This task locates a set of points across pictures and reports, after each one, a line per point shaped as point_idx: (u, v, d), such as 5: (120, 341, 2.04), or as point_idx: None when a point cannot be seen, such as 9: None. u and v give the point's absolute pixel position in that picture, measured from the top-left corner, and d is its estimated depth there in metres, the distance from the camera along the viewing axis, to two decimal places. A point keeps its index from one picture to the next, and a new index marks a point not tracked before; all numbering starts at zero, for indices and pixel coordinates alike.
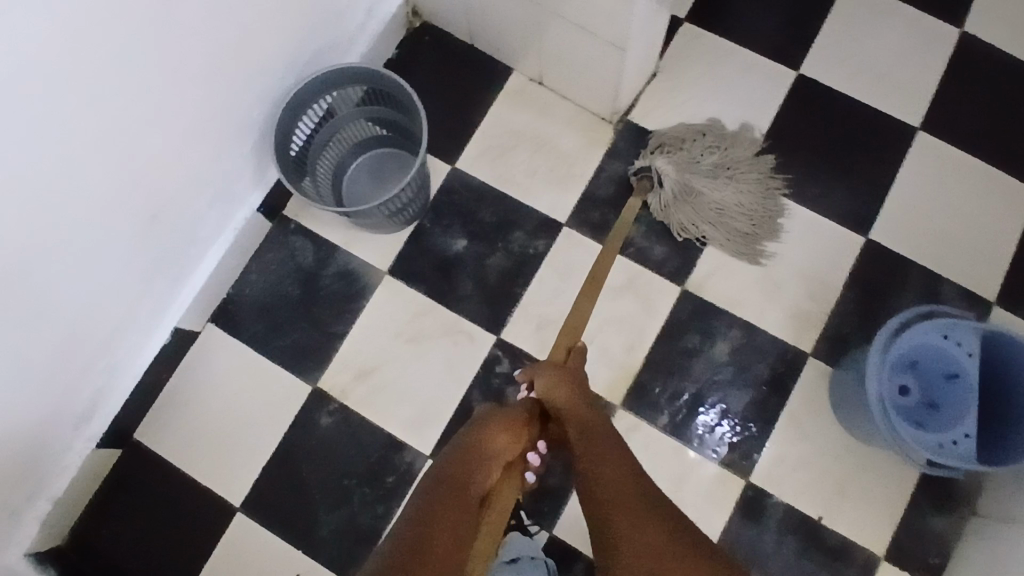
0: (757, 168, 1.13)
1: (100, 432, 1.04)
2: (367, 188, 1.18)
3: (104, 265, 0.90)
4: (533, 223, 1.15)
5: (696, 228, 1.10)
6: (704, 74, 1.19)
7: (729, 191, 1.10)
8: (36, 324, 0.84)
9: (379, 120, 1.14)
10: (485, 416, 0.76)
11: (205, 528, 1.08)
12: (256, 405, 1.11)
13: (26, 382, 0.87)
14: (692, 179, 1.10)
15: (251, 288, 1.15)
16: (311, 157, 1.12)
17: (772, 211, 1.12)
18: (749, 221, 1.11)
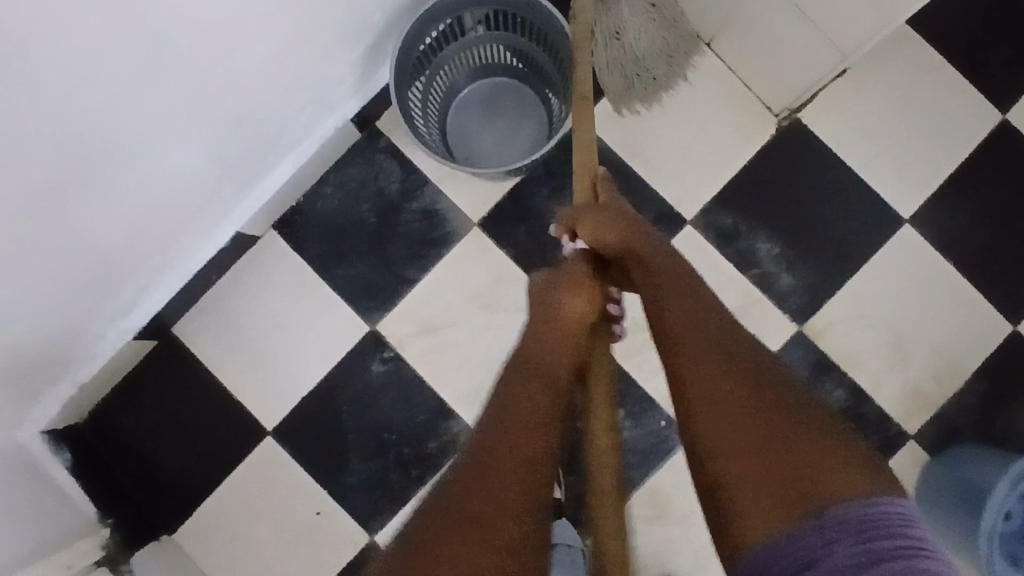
0: (689, 32, 0.91)
1: (138, 326, 0.95)
2: (476, 119, 1.01)
3: (172, 169, 0.77)
4: (653, 211, 1.00)
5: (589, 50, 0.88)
6: (899, 86, 0.99)
7: (644, 26, 0.85)
8: (91, 220, 0.72)
9: (514, 49, 0.97)
10: (547, 286, 0.72)
11: (231, 442, 1.02)
12: (305, 332, 1.01)
13: (73, 276, 0.76)
14: None
15: (325, 202, 1.01)
16: (431, 69, 0.95)
17: (669, 73, 0.93)
18: (644, 71, 0.90)
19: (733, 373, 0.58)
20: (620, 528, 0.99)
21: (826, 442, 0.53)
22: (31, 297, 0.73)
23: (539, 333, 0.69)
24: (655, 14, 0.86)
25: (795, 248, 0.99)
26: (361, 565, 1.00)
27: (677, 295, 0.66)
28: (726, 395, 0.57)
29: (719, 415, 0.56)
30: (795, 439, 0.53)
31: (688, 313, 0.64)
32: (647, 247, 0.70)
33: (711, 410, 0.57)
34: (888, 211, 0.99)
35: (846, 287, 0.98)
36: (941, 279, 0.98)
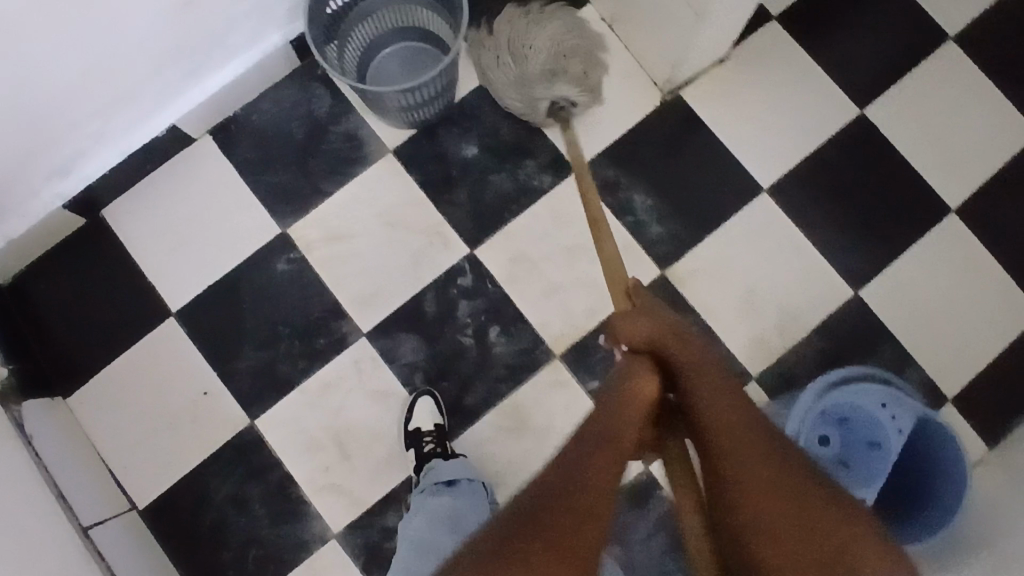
0: (524, 12, 1.05)
1: (70, 193, 1.05)
2: (396, 70, 1.13)
3: (117, 41, 0.89)
4: (547, 157, 1.13)
5: (583, 77, 1.04)
6: (770, 78, 1.15)
7: (536, 41, 1.02)
8: (35, 65, 0.84)
9: (436, 15, 1.08)
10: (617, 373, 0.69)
11: (136, 319, 1.10)
12: (223, 226, 1.12)
13: (11, 117, 0.88)
14: (531, 81, 1.02)
15: (260, 117, 1.14)
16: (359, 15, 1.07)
17: (563, 16, 1.05)
18: (569, 32, 1.04)
19: (777, 459, 0.60)
20: (484, 436, 1.07)
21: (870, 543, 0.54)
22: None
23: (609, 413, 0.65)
24: (525, 36, 1.03)
25: (667, 202, 1.11)
26: (239, 445, 1.07)
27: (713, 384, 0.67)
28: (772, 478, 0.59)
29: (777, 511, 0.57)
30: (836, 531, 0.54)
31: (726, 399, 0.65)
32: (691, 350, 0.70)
33: (754, 488, 0.58)
34: (750, 182, 1.12)
35: (708, 241, 1.11)
36: (793, 245, 1.11)
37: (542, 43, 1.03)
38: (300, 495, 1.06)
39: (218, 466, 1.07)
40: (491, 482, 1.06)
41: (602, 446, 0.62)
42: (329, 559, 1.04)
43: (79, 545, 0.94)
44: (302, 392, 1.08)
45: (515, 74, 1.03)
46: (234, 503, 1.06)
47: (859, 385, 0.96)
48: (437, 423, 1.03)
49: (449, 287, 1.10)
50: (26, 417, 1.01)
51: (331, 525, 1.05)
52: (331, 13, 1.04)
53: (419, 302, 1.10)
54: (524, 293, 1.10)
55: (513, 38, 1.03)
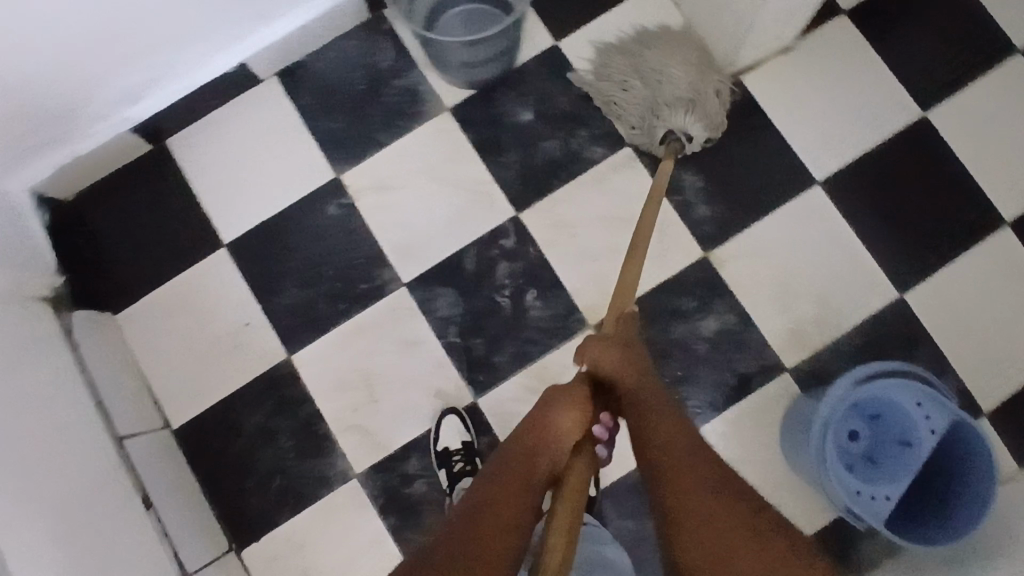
0: (682, 41, 1.11)
1: (139, 119, 1.09)
2: (460, 28, 1.15)
3: None
4: (601, 129, 1.14)
5: (709, 108, 1.07)
6: (833, 72, 1.14)
7: (666, 66, 1.07)
8: None
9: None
10: (550, 393, 0.71)
11: (187, 247, 1.13)
12: (279, 166, 1.15)
13: (93, 35, 0.91)
14: (660, 103, 1.06)
15: (325, 64, 1.17)
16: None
17: (687, 43, 1.11)
18: (697, 59, 1.08)
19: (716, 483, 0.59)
20: (510, 396, 1.08)
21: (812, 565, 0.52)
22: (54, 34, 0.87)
23: (526, 440, 0.67)
24: (654, 63, 1.08)
25: (717, 184, 1.11)
26: (273, 378, 1.10)
27: (651, 410, 0.67)
28: (687, 484, 0.59)
29: (688, 519, 0.56)
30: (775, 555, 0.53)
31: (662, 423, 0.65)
32: (641, 380, 0.71)
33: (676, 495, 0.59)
34: (802, 173, 1.12)
35: (754, 227, 1.10)
36: (840, 241, 1.10)
37: (670, 66, 1.07)
38: (327, 432, 1.09)
39: (251, 396, 1.10)
40: None
41: (513, 468, 0.64)
42: (349, 496, 1.07)
43: (113, 454, 0.98)
44: (338, 334, 1.10)
45: (646, 98, 1.07)
46: (263, 433, 1.09)
47: (892, 379, 0.94)
48: (466, 441, 1.04)
49: (491, 246, 1.12)
50: (75, 326, 1.05)
51: (353, 466, 1.08)
52: None
53: (459, 259, 1.11)
54: (564, 260, 1.11)
55: (642, 64, 1.09)
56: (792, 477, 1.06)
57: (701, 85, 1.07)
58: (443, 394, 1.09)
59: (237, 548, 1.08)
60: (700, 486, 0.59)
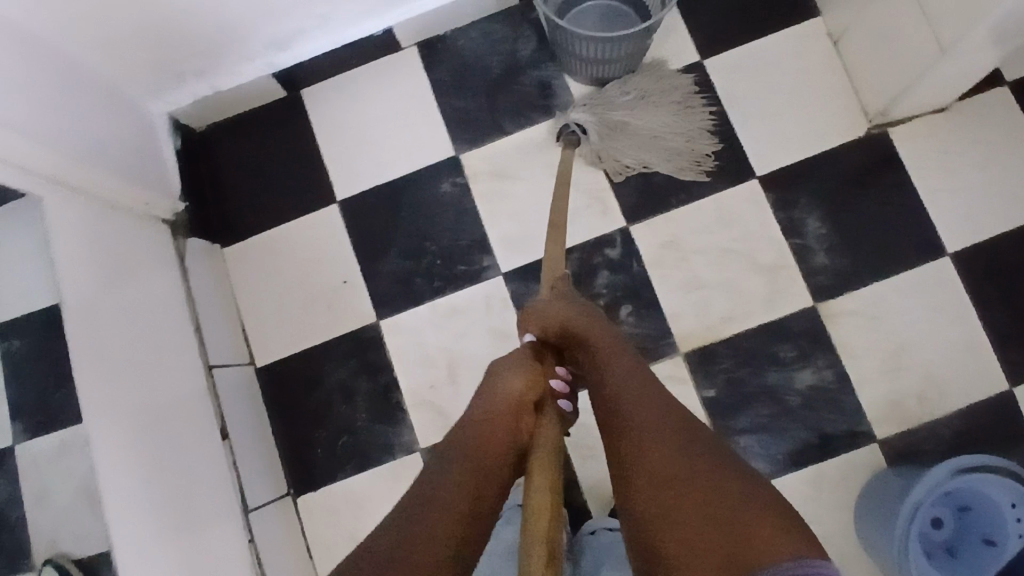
0: (678, 91, 1.09)
1: (281, 66, 1.12)
2: (594, 21, 1.13)
3: None
4: (730, 157, 1.11)
5: (634, 164, 1.08)
6: (987, 141, 1.07)
7: (656, 115, 1.07)
8: None
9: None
10: (501, 362, 0.74)
11: (304, 197, 1.16)
12: (403, 134, 1.16)
13: None
14: (613, 115, 1.06)
15: (466, 43, 1.17)
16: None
17: (701, 125, 1.10)
18: (684, 140, 1.08)
19: (677, 439, 0.59)
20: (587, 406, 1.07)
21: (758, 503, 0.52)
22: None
23: (480, 419, 0.68)
24: (656, 106, 1.07)
25: (841, 235, 1.07)
26: (359, 339, 1.12)
27: (609, 360, 0.71)
28: (633, 431, 0.61)
29: (643, 480, 0.57)
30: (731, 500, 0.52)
31: (626, 378, 0.68)
32: (596, 331, 0.75)
33: (637, 451, 0.59)
34: (933, 240, 1.06)
35: (871, 286, 1.06)
36: (959, 319, 1.05)
37: (661, 118, 1.07)
38: (400, 402, 1.10)
39: (336, 351, 1.12)
40: (576, 452, 1.06)
41: (477, 439, 0.66)
42: (409, 469, 1.09)
43: (202, 381, 1.02)
44: (428, 309, 1.12)
45: (609, 103, 1.07)
46: (340, 389, 1.12)
47: (993, 475, 0.89)
48: None
49: (595, 253, 1.10)
50: (188, 253, 1.09)
51: (419, 440, 1.09)
52: None
53: (560, 260, 1.10)
54: (667, 282, 1.08)
55: (650, 94, 1.07)
56: (860, 549, 1.02)
57: (656, 147, 1.07)
58: None
59: (294, 494, 1.11)
60: (656, 440, 0.59)
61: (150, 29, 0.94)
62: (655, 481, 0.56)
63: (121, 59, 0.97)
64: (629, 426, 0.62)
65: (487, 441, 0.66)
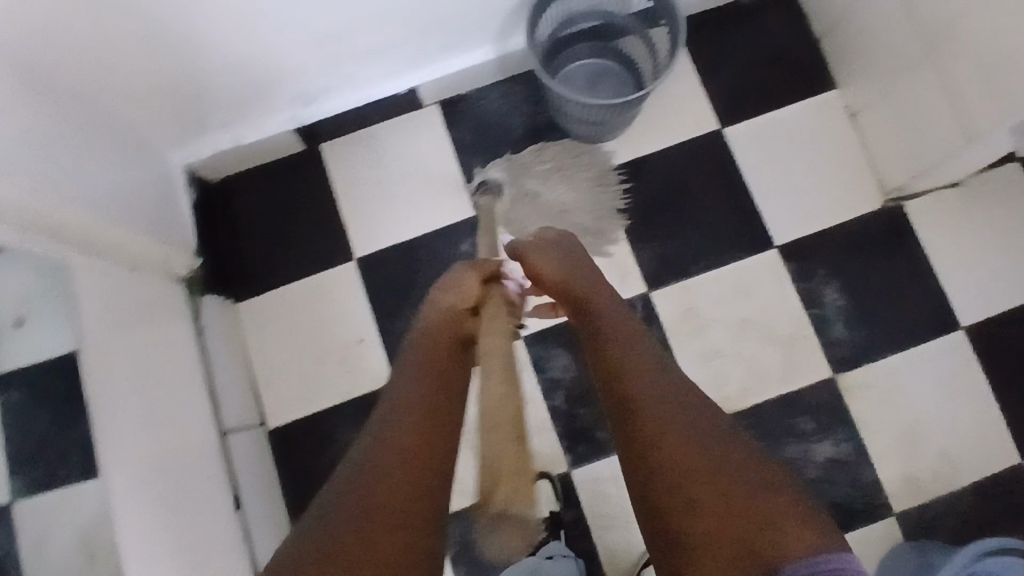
0: (596, 169, 1.14)
1: (302, 120, 1.12)
2: (585, 79, 1.15)
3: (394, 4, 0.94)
4: (750, 226, 1.12)
5: (538, 229, 1.12)
6: (998, 216, 1.10)
7: (565, 188, 1.13)
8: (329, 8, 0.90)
9: (642, 39, 1.09)
10: (442, 287, 0.80)
11: (320, 252, 1.15)
12: (424, 193, 1.16)
13: (285, 43, 0.94)
14: (525, 181, 1.13)
15: (488, 102, 1.17)
16: (570, 22, 1.09)
17: (610, 205, 1.13)
18: (590, 217, 1.12)
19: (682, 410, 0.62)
20: (606, 474, 1.06)
21: (761, 479, 0.57)
22: (274, 32, 0.91)
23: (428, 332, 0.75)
24: (569, 181, 1.13)
25: (858, 307, 1.09)
26: (375, 399, 1.10)
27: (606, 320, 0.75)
28: (642, 400, 0.64)
29: (654, 448, 0.60)
30: (736, 476, 0.56)
31: (624, 339, 0.72)
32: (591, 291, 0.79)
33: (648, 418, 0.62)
34: (948, 314, 1.08)
35: (886, 358, 1.07)
36: (972, 393, 1.06)
37: (569, 192, 1.12)
38: None
39: (350, 411, 1.11)
40: (594, 522, 1.05)
41: (433, 349, 0.73)
42: None
43: (215, 444, 0.99)
44: None
45: (526, 168, 1.13)
46: None
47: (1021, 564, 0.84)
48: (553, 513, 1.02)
49: None
50: (202, 310, 1.07)
51: None
52: (541, 27, 1.05)
53: None
54: (688, 349, 1.09)
55: (566, 169, 1.13)
56: None
57: (560, 218, 1.12)
58: (539, 455, 1.06)
59: None
60: (659, 404, 0.63)
61: (184, 84, 0.93)
62: (658, 445, 0.60)
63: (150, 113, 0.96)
64: (626, 384, 0.66)
65: (439, 347, 0.73)
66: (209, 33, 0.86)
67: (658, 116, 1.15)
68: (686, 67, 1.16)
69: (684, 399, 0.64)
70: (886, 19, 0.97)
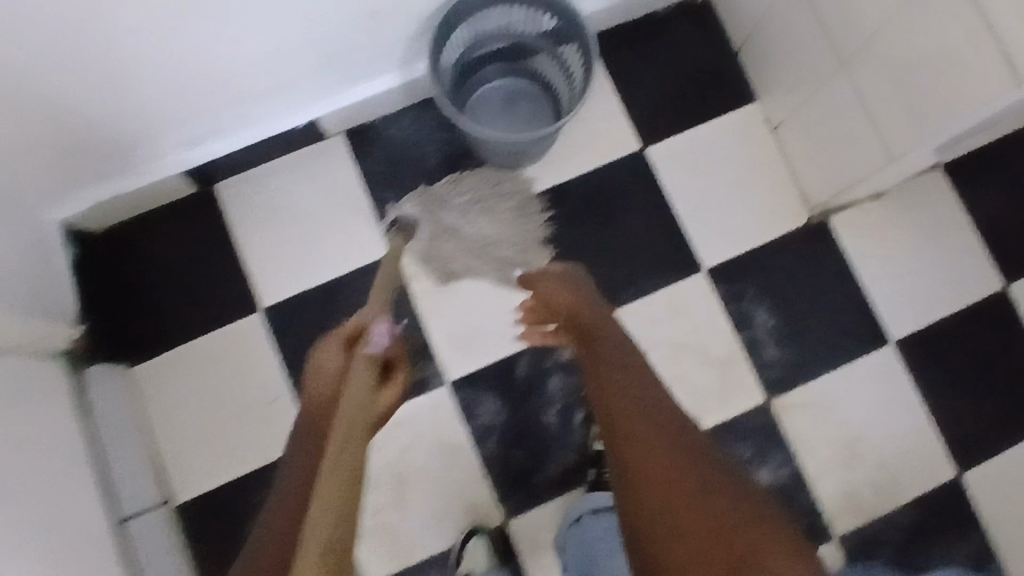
0: (517, 197, 1.07)
1: (192, 162, 1.01)
2: (500, 102, 1.08)
3: (278, 33, 0.84)
4: (678, 250, 1.08)
5: (460, 267, 1.05)
6: (920, 225, 1.09)
7: (485, 221, 1.05)
8: (202, 41, 0.80)
9: (553, 57, 1.03)
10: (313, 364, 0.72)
11: (223, 304, 1.05)
12: (333, 232, 1.07)
13: (156, 82, 0.83)
14: (442, 216, 1.05)
15: (397, 129, 1.09)
16: (477, 45, 1.01)
17: (534, 235, 1.07)
18: (514, 250, 1.06)
19: (673, 449, 0.63)
20: (546, 520, 1.01)
21: (759, 532, 0.57)
22: (142, 66, 0.80)
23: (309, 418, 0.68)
24: (489, 213, 1.06)
25: (790, 327, 1.07)
26: None
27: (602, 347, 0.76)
28: (635, 434, 0.65)
29: (646, 484, 0.62)
30: (728, 524, 0.57)
31: (622, 368, 0.72)
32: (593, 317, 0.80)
33: (638, 456, 0.63)
34: (876, 329, 1.07)
35: (819, 378, 1.06)
36: (904, 406, 1.06)
37: (489, 225, 1.05)
38: None
39: (268, 476, 1.02)
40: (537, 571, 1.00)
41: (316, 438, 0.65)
42: None
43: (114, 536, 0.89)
44: None
45: (442, 202, 1.06)
46: None
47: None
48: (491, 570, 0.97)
49: (545, 356, 1.04)
50: (90, 385, 0.97)
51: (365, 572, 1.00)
52: (446, 54, 0.97)
53: (510, 365, 1.04)
54: None
55: (486, 200, 1.06)
56: None
57: (483, 254, 1.05)
58: (474, 506, 1.01)
59: None
60: (651, 440, 0.64)
61: (41, 134, 0.82)
62: (651, 486, 0.62)
63: (14, 170, 0.83)
64: (618, 415, 0.67)
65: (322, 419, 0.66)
66: (64, 68, 0.75)
67: (577, 139, 1.10)
68: (603, 86, 1.11)
69: (673, 436, 0.64)
70: (804, 34, 0.94)
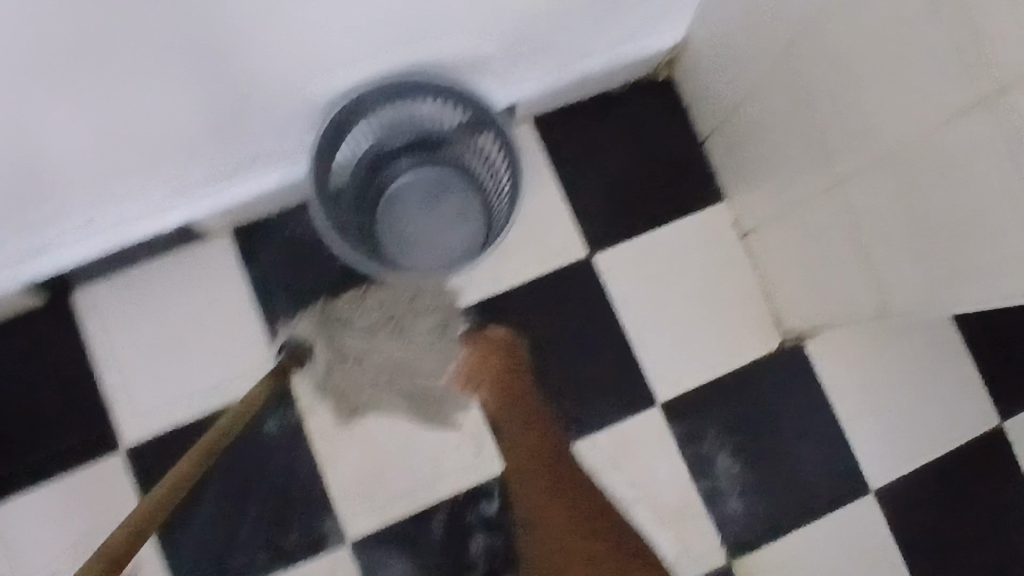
0: (435, 317, 0.90)
1: (33, 277, 0.81)
2: (420, 196, 0.90)
3: (113, 147, 0.66)
4: (629, 380, 0.92)
5: (365, 399, 0.88)
6: (910, 354, 0.93)
7: (398, 347, 0.89)
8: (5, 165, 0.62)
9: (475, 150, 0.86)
10: None
11: (79, 443, 0.86)
12: (216, 354, 0.89)
13: None
14: (345, 341, 0.88)
15: (297, 229, 0.91)
16: (379, 141, 0.84)
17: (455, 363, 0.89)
18: (431, 381, 0.89)
19: None
20: None
21: None
22: None
23: None
24: (402, 337, 0.89)
25: (756, 473, 0.91)
26: None
27: None
28: None
29: None
30: None
31: None
32: None
33: None
34: (857, 476, 0.92)
35: (789, 534, 0.91)
36: (884, 569, 0.91)
37: (401, 352, 0.89)
38: None
39: None
40: None
41: None
42: None
43: None
44: None
45: (346, 322, 0.89)
46: None
47: None
48: None
49: (467, 510, 0.88)
50: None
51: None
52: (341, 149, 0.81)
53: (425, 522, 0.87)
54: None
55: (399, 322, 0.89)
56: None
57: (393, 386, 0.89)
58: None
59: None
60: None
61: None
62: None
63: None
64: None
65: None
66: None
67: (512, 246, 0.92)
68: (545, 178, 0.93)
69: None
70: (782, 146, 0.77)
